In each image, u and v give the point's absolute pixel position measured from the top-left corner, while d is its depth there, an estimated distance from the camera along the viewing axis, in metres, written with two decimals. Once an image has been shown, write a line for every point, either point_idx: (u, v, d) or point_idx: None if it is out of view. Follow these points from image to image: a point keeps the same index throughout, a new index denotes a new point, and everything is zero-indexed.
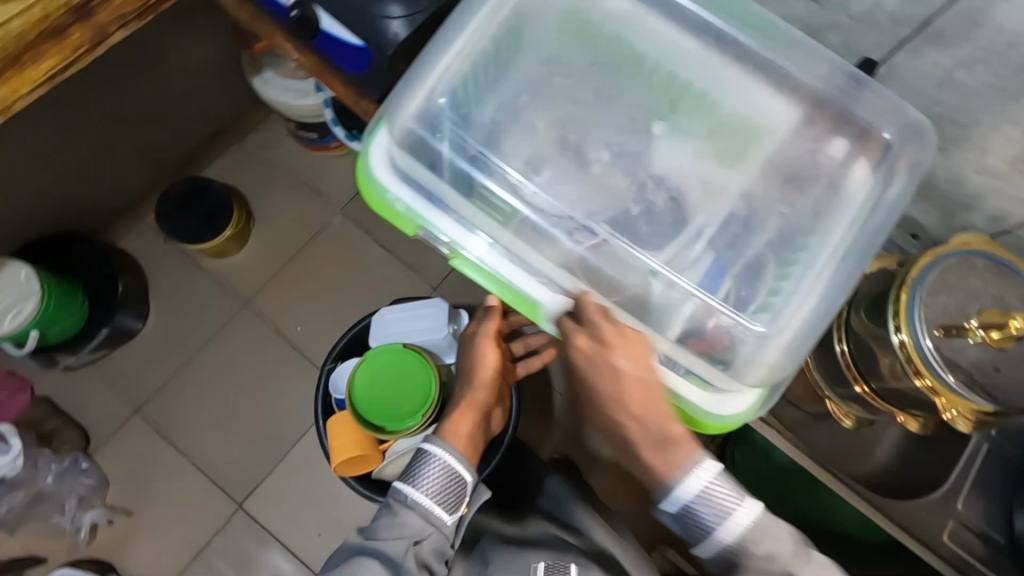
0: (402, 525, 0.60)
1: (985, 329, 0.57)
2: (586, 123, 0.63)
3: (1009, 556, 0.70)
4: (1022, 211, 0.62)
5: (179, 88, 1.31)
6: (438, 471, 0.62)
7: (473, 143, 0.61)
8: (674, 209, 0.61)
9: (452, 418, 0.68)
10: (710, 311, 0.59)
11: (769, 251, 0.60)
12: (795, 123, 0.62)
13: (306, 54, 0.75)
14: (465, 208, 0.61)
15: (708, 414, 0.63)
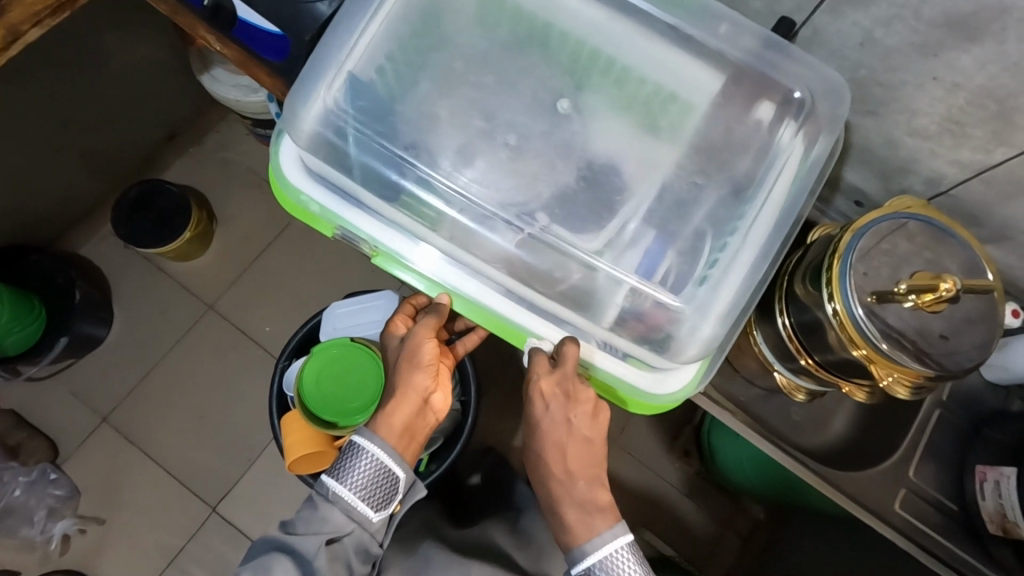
0: (322, 520, 0.62)
1: (916, 293, 0.56)
2: (504, 100, 0.61)
3: (960, 522, 0.70)
4: (956, 172, 0.61)
5: (127, 89, 1.28)
6: (366, 468, 0.62)
7: (386, 137, 0.58)
8: (605, 183, 0.60)
9: (386, 408, 0.65)
10: (643, 293, 0.57)
11: (702, 226, 0.59)
12: (720, 90, 0.60)
13: (228, 46, 0.73)
14: (386, 208, 0.60)
15: (647, 394, 0.63)
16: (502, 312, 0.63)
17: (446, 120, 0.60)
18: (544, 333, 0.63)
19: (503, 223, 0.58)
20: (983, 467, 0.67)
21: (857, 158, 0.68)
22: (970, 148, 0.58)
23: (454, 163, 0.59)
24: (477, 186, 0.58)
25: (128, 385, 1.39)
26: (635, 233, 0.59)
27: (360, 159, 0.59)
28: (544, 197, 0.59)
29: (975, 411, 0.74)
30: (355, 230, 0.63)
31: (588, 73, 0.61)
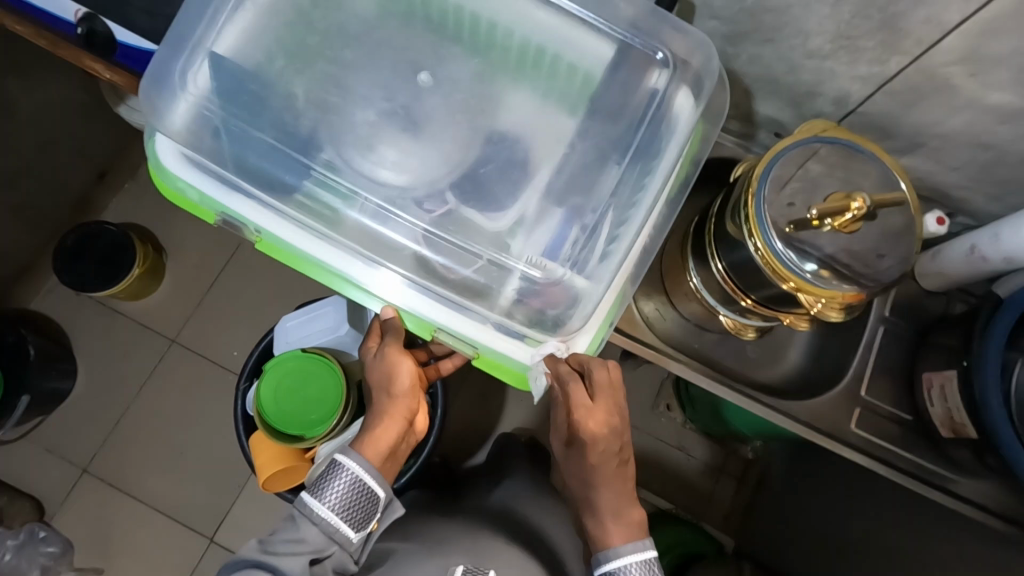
0: (301, 541, 0.60)
1: (830, 217, 0.56)
2: (392, 90, 0.61)
3: (917, 430, 0.72)
4: (860, 87, 0.61)
5: (43, 133, 1.24)
6: (348, 487, 0.61)
7: (270, 140, 0.58)
8: (502, 168, 0.59)
9: (373, 429, 0.64)
10: (542, 266, 0.57)
11: (598, 193, 0.59)
12: (610, 60, 0.60)
13: (115, 72, 0.71)
14: (268, 199, 0.59)
15: (538, 373, 0.62)
16: (394, 296, 0.61)
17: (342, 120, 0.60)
18: (437, 315, 0.61)
19: (407, 209, 0.58)
20: (930, 374, 0.68)
21: (766, 88, 0.68)
22: (867, 61, 0.57)
23: (349, 164, 0.59)
24: (385, 174, 0.58)
25: (102, 433, 1.37)
26: (536, 212, 0.59)
27: (249, 158, 0.58)
28: (448, 179, 0.59)
29: (920, 319, 0.75)
30: (235, 216, 0.60)
31: (489, 54, 0.62)
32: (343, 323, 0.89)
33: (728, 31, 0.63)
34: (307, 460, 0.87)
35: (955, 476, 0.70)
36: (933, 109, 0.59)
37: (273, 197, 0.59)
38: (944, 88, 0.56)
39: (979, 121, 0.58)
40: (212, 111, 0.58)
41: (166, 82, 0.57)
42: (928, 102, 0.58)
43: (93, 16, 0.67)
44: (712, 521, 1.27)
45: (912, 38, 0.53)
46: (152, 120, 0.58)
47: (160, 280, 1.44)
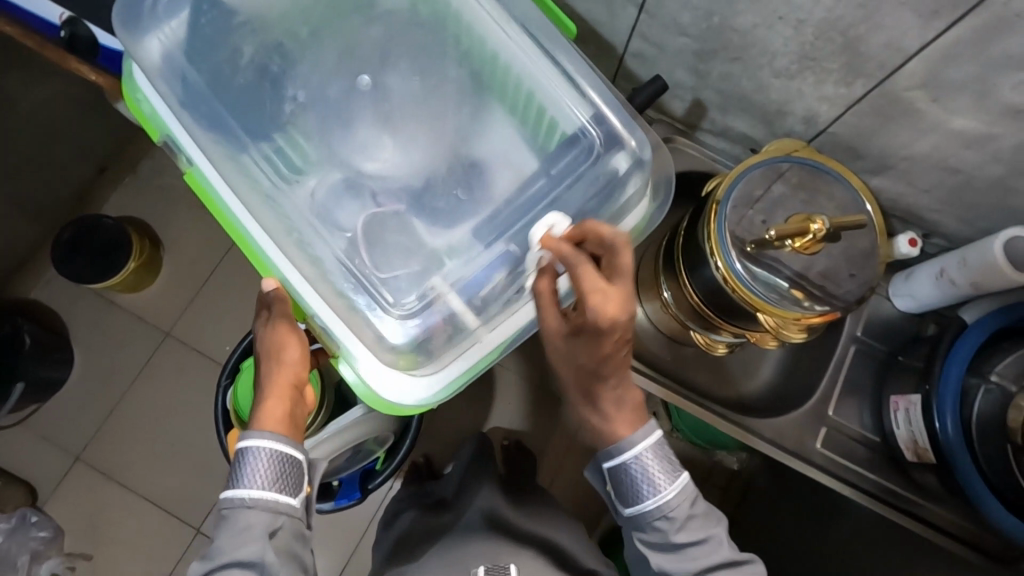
0: (246, 529, 0.55)
1: (791, 239, 0.56)
2: (369, 101, 0.65)
3: (882, 451, 0.71)
4: (829, 107, 0.60)
5: (43, 127, 1.26)
6: (266, 459, 0.56)
7: (236, 104, 0.62)
8: (442, 203, 0.64)
9: (265, 405, 0.58)
10: (440, 295, 0.61)
11: (526, 242, 0.62)
12: (573, 133, 0.63)
13: (100, 75, 0.72)
14: (208, 142, 0.61)
15: (393, 396, 0.62)
16: (287, 271, 0.61)
17: (319, 112, 0.64)
18: (319, 306, 0.61)
19: (363, 198, 0.63)
20: (896, 397, 0.67)
21: (738, 105, 0.68)
22: (833, 83, 0.57)
23: (310, 161, 0.62)
24: (372, 164, 0.64)
25: (96, 422, 1.40)
26: (460, 243, 0.62)
27: (215, 114, 0.61)
28: (406, 186, 0.64)
29: (891, 340, 0.74)
30: (175, 142, 0.62)
31: (481, 74, 0.65)
32: None
33: (698, 48, 0.63)
34: None
35: (920, 500, 0.69)
36: (901, 132, 0.59)
37: (219, 150, 0.61)
38: (910, 112, 0.56)
39: (948, 145, 0.57)
40: (186, 62, 0.61)
41: (154, 13, 0.61)
42: (896, 125, 0.58)
43: (76, 21, 0.70)
44: None
45: (875, 61, 0.53)
46: (120, 35, 0.60)
47: (156, 273, 1.46)
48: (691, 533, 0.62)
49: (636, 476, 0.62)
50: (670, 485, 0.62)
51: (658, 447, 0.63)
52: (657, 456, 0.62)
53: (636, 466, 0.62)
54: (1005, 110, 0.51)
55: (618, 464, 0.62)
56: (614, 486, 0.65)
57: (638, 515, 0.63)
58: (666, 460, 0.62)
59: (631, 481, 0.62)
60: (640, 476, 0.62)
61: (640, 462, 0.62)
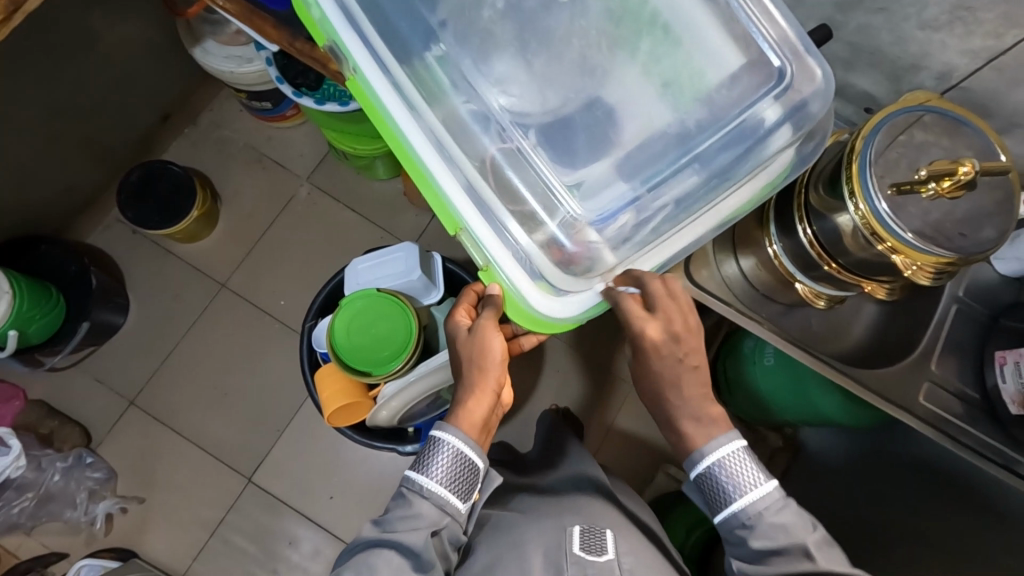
0: (417, 516, 0.60)
1: (937, 181, 0.57)
2: (528, 26, 0.63)
3: (983, 408, 0.73)
4: (969, 61, 0.62)
5: (119, 70, 1.27)
6: (451, 459, 0.60)
7: (405, 13, 0.62)
8: (587, 137, 0.60)
9: (465, 403, 0.62)
10: (576, 225, 0.58)
11: (661, 189, 0.59)
12: (731, 73, 0.60)
13: (232, 1, 0.77)
14: (377, 49, 0.62)
15: (536, 312, 0.63)
16: (438, 178, 0.62)
17: (517, 22, 0.63)
18: (466, 215, 0.61)
19: (490, 132, 0.60)
20: (1002, 351, 0.70)
21: (867, 60, 0.69)
22: (981, 34, 0.58)
23: (458, 83, 0.61)
24: (504, 99, 0.61)
25: (150, 367, 1.41)
26: (602, 180, 0.59)
27: (384, 21, 0.62)
28: (543, 121, 0.61)
29: (991, 303, 0.76)
30: (342, 48, 0.64)
31: (641, 6, 0.62)
32: (416, 268, 0.92)
33: None
34: (370, 398, 0.91)
35: (1020, 457, 0.71)
36: None
37: (386, 59, 0.62)
38: None
39: None
40: None
41: None
42: None
43: None
44: None
45: None
46: None
47: (214, 226, 1.47)
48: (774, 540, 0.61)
49: (721, 480, 0.63)
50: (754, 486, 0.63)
51: (738, 454, 0.64)
52: (743, 462, 0.63)
53: (718, 468, 0.63)
54: None
55: (702, 473, 0.64)
56: (702, 495, 0.66)
57: (727, 523, 0.64)
58: (751, 468, 0.63)
59: (717, 501, 0.64)
60: (726, 478, 0.63)
61: (722, 466, 0.63)
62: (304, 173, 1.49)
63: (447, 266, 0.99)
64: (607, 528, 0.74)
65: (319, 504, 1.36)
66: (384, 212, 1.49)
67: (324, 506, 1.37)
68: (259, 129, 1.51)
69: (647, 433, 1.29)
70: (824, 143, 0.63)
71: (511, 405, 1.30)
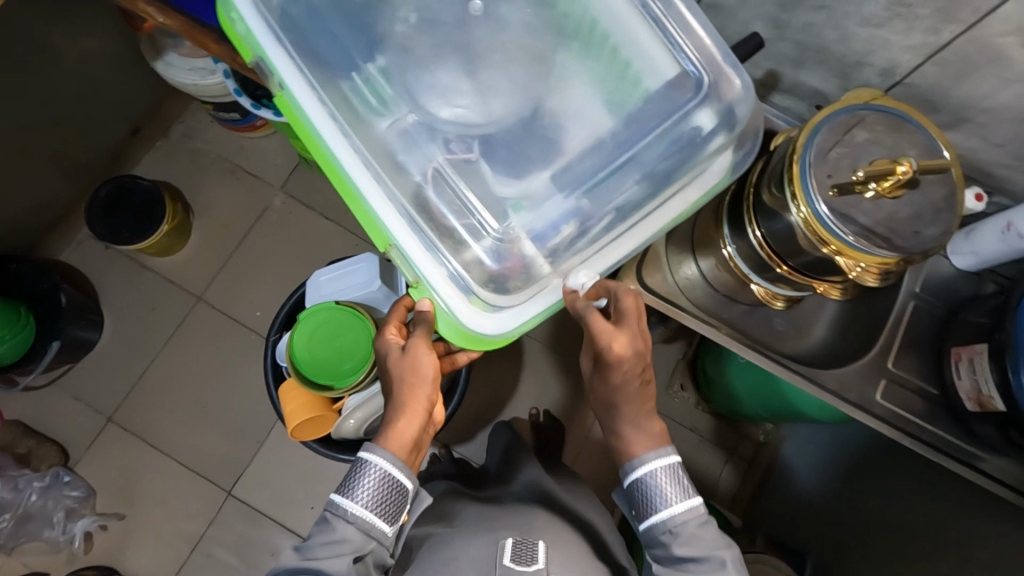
0: (341, 541, 0.59)
1: (876, 181, 0.57)
2: (464, 37, 0.63)
3: (942, 405, 0.72)
4: (911, 57, 0.61)
5: (81, 86, 1.26)
6: (377, 482, 0.60)
7: (337, 30, 0.62)
8: (528, 147, 0.61)
9: (395, 424, 0.62)
10: (514, 238, 0.59)
11: (601, 197, 0.60)
12: (663, 81, 0.60)
13: (171, 16, 0.76)
14: (304, 66, 0.60)
15: (474, 331, 0.60)
16: (365, 194, 0.59)
17: (432, 34, 0.62)
18: (398, 232, 0.58)
19: (435, 144, 0.61)
20: (959, 348, 0.69)
21: (814, 57, 0.68)
22: (921, 30, 0.58)
23: (397, 99, 0.61)
24: (449, 110, 0.61)
25: (127, 384, 1.41)
26: (542, 191, 0.60)
27: (314, 37, 0.61)
28: (483, 134, 0.61)
29: (950, 298, 0.75)
30: (267, 62, 0.61)
31: (576, 15, 0.62)
32: (376, 278, 0.90)
33: None
34: (335, 411, 0.89)
35: (981, 453, 0.70)
36: (985, 81, 0.59)
37: (314, 78, 0.60)
38: (997, 59, 0.56)
39: None
40: None
41: None
42: (981, 74, 0.58)
43: None
44: (722, 500, 1.27)
45: (969, 6, 0.53)
46: None
47: (188, 238, 1.46)
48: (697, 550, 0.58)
49: (650, 489, 0.60)
50: (682, 502, 0.60)
51: (672, 470, 0.61)
52: (673, 479, 0.60)
53: (650, 479, 0.60)
54: None
55: (635, 480, 0.61)
56: (631, 502, 0.63)
57: (651, 530, 0.60)
58: (679, 481, 0.60)
59: (644, 511, 0.60)
60: (653, 489, 0.60)
61: (654, 478, 0.60)
62: (277, 183, 1.48)
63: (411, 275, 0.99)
64: (540, 540, 0.74)
65: (300, 514, 1.36)
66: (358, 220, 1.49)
67: (306, 516, 1.37)
68: (230, 140, 1.50)
69: None
70: (759, 149, 0.62)
71: (489, 410, 1.29)
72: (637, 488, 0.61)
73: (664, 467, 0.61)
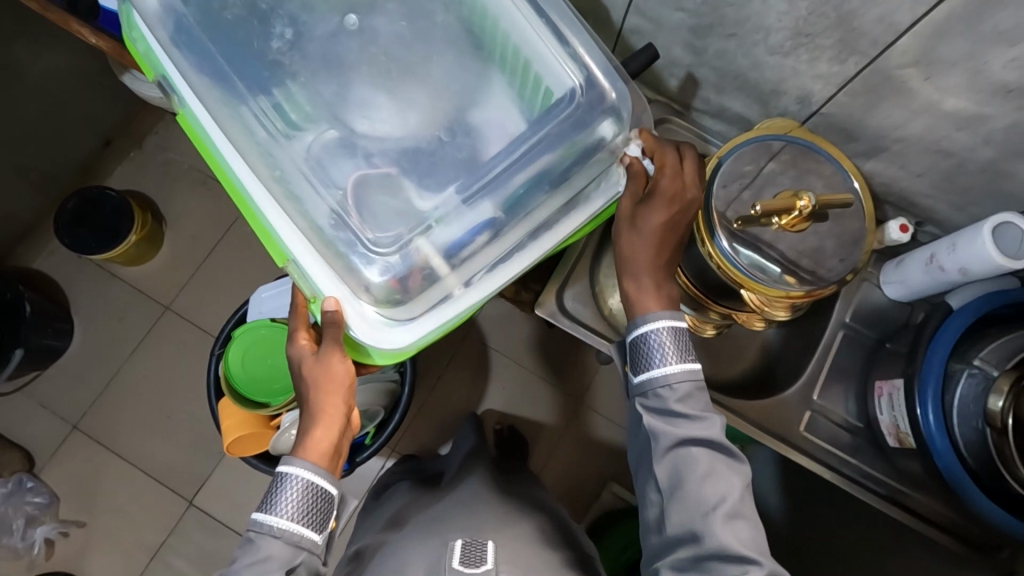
0: (266, 559, 0.57)
1: (778, 216, 0.58)
2: (366, 50, 0.63)
3: (868, 438, 0.71)
4: (822, 86, 0.61)
5: (50, 99, 1.28)
6: (301, 492, 0.59)
7: (233, 45, 0.61)
8: (434, 160, 0.61)
9: (312, 433, 0.61)
10: (417, 250, 0.58)
11: (507, 207, 0.60)
12: (564, 92, 0.61)
13: (102, 39, 0.80)
14: (203, 84, 0.60)
15: (372, 347, 0.59)
16: (268, 212, 0.60)
17: (302, 54, 0.62)
18: (297, 248, 0.59)
19: (356, 158, 0.60)
20: (881, 382, 0.67)
21: (734, 84, 0.68)
22: (827, 60, 0.57)
23: (303, 113, 0.61)
24: (367, 124, 0.61)
25: (92, 392, 1.42)
26: (446, 204, 0.59)
27: (208, 53, 0.60)
28: (396, 145, 0.61)
29: (878, 326, 0.74)
30: (170, 81, 0.61)
31: (475, 30, 0.63)
32: None
33: (693, 24, 0.63)
34: (272, 427, 0.89)
35: (908, 490, 0.70)
36: (894, 112, 0.59)
37: (214, 95, 0.60)
38: (902, 91, 0.56)
39: (939, 126, 0.57)
40: None
41: None
42: (888, 104, 0.58)
43: None
44: None
45: (867, 38, 0.53)
46: None
47: (158, 248, 1.48)
48: (691, 408, 0.58)
49: (653, 346, 0.58)
50: (683, 363, 0.58)
51: (678, 329, 0.59)
52: (676, 337, 0.58)
53: (654, 337, 0.58)
54: (996, 88, 0.51)
55: (639, 333, 0.59)
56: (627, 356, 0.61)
57: (646, 382, 0.59)
58: (684, 341, 0.59)
59: (642, 364, 0.59)
60: (656, 345, 0.58)
61: (658, 334, 0.58)
62: None
63: None
64: (490, 539, 0.71)
65: None
66: None
67: None
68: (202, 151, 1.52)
69: (584, 452, 1.27)
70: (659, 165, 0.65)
71: (446, 426, 1.28)
72: (639, 341, 0.59)
73: (668, 325, 0.59)
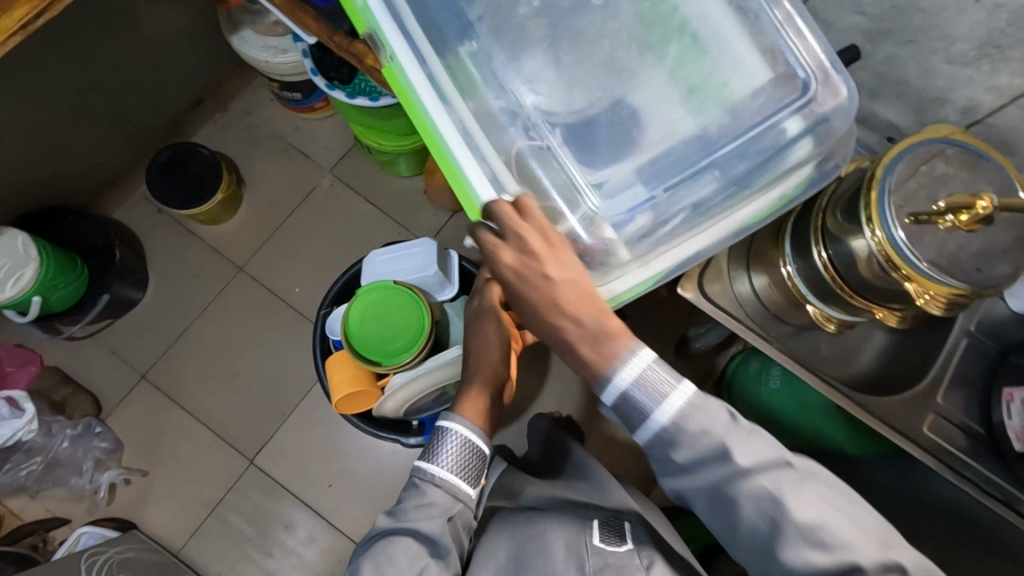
0: (430, 505, 0.63)
1: (954, 214, 0.59)
2: (585, 25, 0.64)
3: (987, 443, 0.74)
4: (993, 97, 0.63)
5: (156, 53, 1.31)
6: (459, 448, 0.65)
7: (445, 11, 0.65)
8: (620, 136, 0.61)
9: (468, 393, 0.68)
10: (596, 221, 0.61)
11: (681, 192, 0.61)
12: (758, 84, 0.60)
13: None
14: (416, 45, 0.65)
15: None
16: (461, 168, 0.63)
17: (551, 18, 0.64)
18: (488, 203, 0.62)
19: (517, 127, 0.63)
20: (1010, 389, 0.70)
21: (894, 90, 0.70)
22: (1009, 72, 0.59)
23: (501, 79, 0.64)
24: (533, 97, 0.63)
25: (163, 344, 1.44)
26: (624, 180, 0.61)
27: (423, 14, 0.66)
28: (568, 121, 0.62)
29: (998, 337, 0.76)
30: (382, 36, 0.66)
31: (657, 11, 0.63)
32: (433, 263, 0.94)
33: (870, 27, 0.66)
34: (379, 387, 0.92)
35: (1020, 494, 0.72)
36: None
37: (423, 54, 0.65)
38: None
39: None
40: None
41: None
42: None
43: None
44: None
45: None
46: None
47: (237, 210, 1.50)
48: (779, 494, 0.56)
49: (672, 438, 0.57)
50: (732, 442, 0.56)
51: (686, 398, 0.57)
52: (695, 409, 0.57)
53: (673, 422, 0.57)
54: None
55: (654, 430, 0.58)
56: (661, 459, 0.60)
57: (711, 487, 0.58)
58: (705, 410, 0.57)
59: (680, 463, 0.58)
60: (676, 435, 0.57)
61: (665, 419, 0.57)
62: (327, 164, 1.52)
63: (462, 264, 1.02)
64: (625, 521, 0.77)
65: (318, 492, 1.38)
66: (403, 209, 1.51)
67: (323, 494, 1.38)
68: (287, 119, 1.54)
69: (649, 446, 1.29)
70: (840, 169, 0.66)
71: (516, 408, 1.30)
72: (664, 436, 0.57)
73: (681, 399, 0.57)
